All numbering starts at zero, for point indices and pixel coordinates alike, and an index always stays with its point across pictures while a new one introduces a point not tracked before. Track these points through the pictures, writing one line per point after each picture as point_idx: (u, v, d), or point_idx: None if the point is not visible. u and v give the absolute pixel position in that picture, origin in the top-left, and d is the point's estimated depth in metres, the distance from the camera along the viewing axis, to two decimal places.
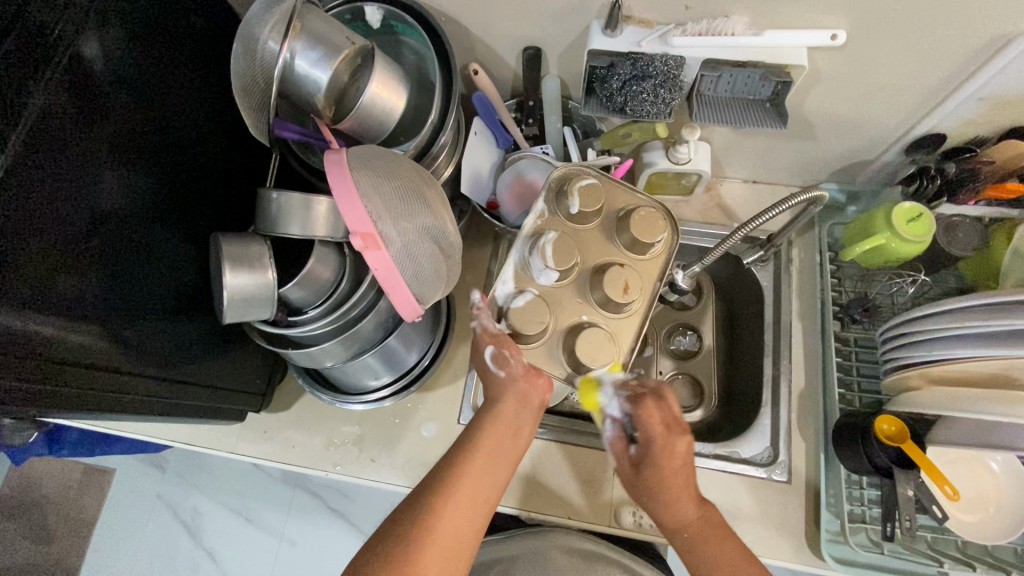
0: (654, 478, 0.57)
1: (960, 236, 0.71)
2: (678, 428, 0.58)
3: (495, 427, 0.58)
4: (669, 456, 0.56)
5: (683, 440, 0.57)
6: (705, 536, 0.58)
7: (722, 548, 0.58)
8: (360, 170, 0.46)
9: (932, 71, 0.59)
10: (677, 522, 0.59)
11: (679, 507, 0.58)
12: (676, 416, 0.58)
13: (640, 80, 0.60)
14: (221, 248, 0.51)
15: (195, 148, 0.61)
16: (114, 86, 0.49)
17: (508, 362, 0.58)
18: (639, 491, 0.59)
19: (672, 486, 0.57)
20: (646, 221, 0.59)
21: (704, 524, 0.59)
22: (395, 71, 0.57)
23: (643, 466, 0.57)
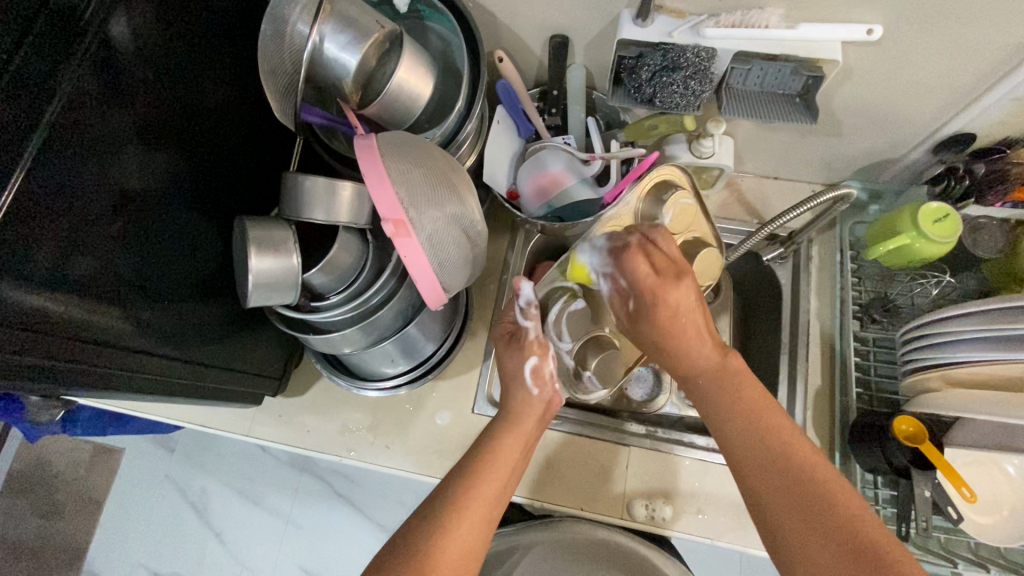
0: (652, 327, 0.54)
1: (984, 238, 0.70)
2: (673, 272, 0.53)
3: (513, 438, 0.59)
4: (662, 302, 0.52)
5: (674, 286, 0.52)
6: (728, 384, 0.53)
7: (740, 397, 0.52)
8: (390, 155, 0.45)
9: (967, 69, 0.58)
10: (694, 369, 0.54)
11: (692, 351, 0.54)
12: (670, 262, 0.53)
13: (670, 72, 0.59)
14: (246, 231, 0.51)
15: (221, 132, 0.60)
16: (141, 66, 0.49)
17: (545, 379, 0.63)
18: (641, 339, 0.56)
19: (673, 331, 0.53)
20: (706, 260, 0.66)
21: (726, 371, 0.54)
22: (423, 56, 0.57)
23: (642, 318, 0.54)
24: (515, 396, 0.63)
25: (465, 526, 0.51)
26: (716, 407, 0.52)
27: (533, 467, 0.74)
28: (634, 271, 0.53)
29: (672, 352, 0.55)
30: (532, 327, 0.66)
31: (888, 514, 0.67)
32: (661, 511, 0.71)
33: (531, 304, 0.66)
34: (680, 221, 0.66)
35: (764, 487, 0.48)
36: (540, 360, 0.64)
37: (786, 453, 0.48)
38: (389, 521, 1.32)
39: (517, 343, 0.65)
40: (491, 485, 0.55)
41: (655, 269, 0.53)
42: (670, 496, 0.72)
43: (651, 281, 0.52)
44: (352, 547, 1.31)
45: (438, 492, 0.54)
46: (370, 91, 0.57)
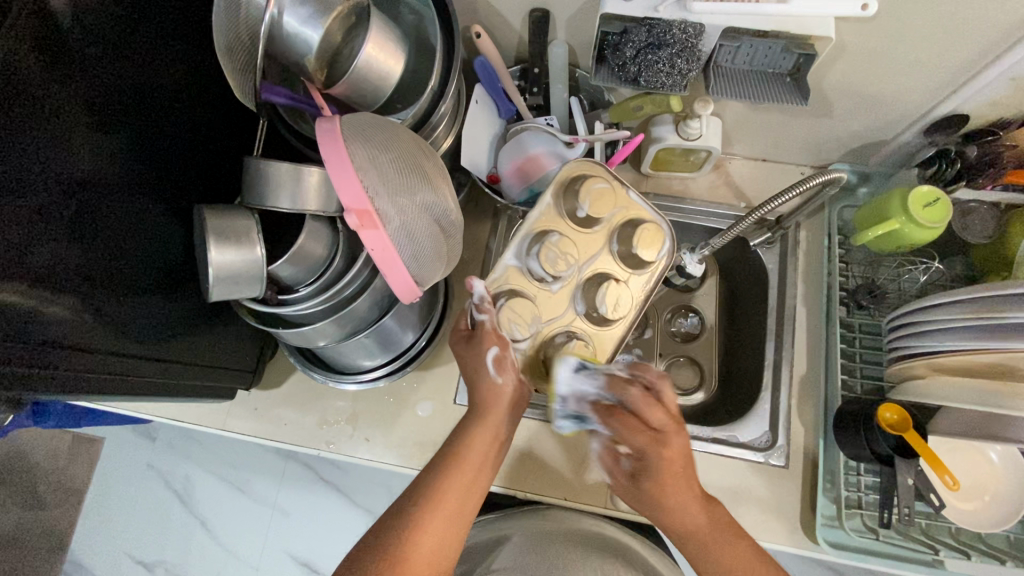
0: (654, 489, 0.55)
1: (973, 223, 0.69)
2: (673, 426, 0.54)
3: (482, 437, 0.59)
4: (660, 463, 0.53)
5: (674, 436, 0.53)
6: (716, 537, 0.57)
7: (712, 529, 0.56)
8: (355, 139, 0.42)
9: (962, 47, 0.56)
10: (687, 529, 0.56)
11: (682, 514, 0.55)
12: (666, 419, 0.54)
13: (656, 49, 0.56)
14: (204, 222, 0.48)
15: (178, 115, 0.57)
16: (86, 42, 0.45)
17: (509, 366, 0.58)
18: (636, 500, 0.58)
19: (671, 500, 0.55)
20: (644, 235, 0.58)
21: (714, 525, 0.57)
22: (393, 32, 0.53)
23: (642, 478, 0.55)
24: (488, 389, 0.58)
25: (433, 530, 0.54)
26: (689, 540, 0.57)
27: (516, 459, 0.73)
28: (632, 433, 0.53)
29: (661, 501, 0.55)
30: (488, 319, 0.58)
31: (871, 500, 0.67)
32: None
33: (484, 299, 0.59)
34: (602, 207, 0.60)
35: (711, 573, 0.57)
36: (502, 351, 0.58)
37: (742, 564, 0.56)
38: (375, 506, 1.31)
39: (474, 341, 0.58)
40: (456, 493, 0.56)
41: (654, 428, 0.53)
42: None
43: (651, 443, 0.53)
44: (338, 534, 1.30)
45: (407, 497, 0.57)
46: (337, 68, 0.53)
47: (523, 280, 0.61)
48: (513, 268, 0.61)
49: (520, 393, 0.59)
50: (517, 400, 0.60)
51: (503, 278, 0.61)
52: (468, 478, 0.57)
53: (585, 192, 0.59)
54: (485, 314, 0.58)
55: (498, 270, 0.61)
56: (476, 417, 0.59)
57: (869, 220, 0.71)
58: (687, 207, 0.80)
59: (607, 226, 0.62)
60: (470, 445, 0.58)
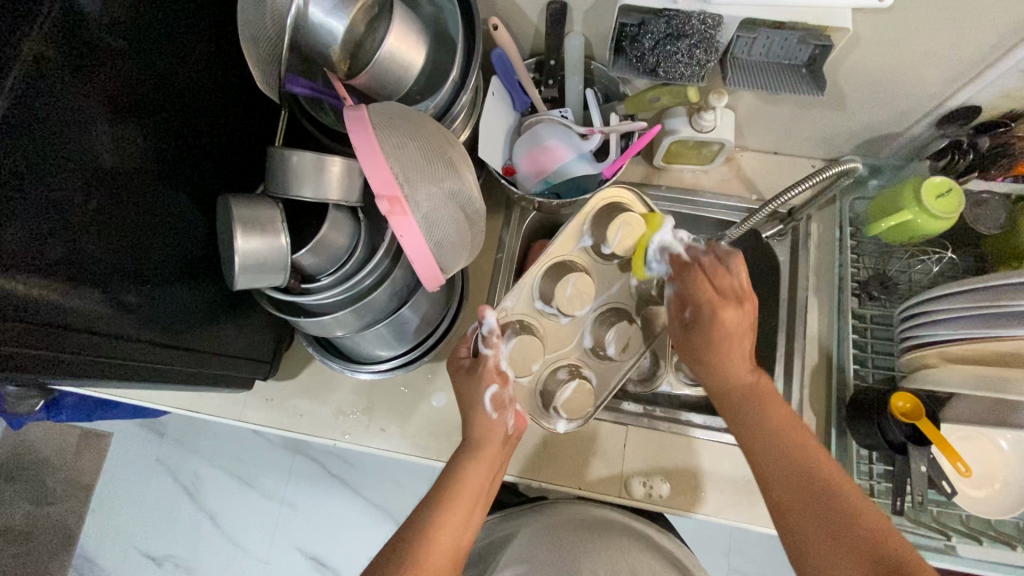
0: (704, 338, 0.59)
1: (985, 213, 0.68)
2: (735, 299, 0.59)
3: (477, 470, 0.59)
4: (718, 322, 0.58)
5: (732, 311, 0.58)
6: (759, 397, 0.58)
7: (766, 414, 0.57)
8: (383, 128, 0.43)
9: (977, 39, 0.57)
10: (729, 384, 0.59)
11: (726, 369, 0.59)
12: (734, 288, 0.59)
13: (674, 40, 0.57)
14: (231, 210, 0.49)
15: (200, 105, 0.57)
16: (112, 31, 0.45)
17: (505, 406, 0.62)
18: (688, 350, 0.61)
19: (722, 351, 0.58)
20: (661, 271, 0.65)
21: (759, 388, 0.58)
22: (415, 23, 0.53)
23: (693, 331, 0.60)
24: (477, 423, 0.61)
25: (437, 555, 0.54)
26: (744, 415, 0.57)
27: (531, 448, 0.74)
28: (699, 285, 0.59)
29: (716, 364, 0.59)
30: (493, 355, 0.62)
31: (883, 489, 0.68)
32: (659, 488, 0.71)
33: (494, 333, 0.62)
34: (628, 244, 0.64)
35: (779, 484, 0.53)
36: (500, 388, 0.61)
37: (806, 466, 0.53)
38: (384, 500, 1.32)
39: (474, 374, 0.62)
40: (453, 524, 0.56)
41: (717, 290, 0.59)
42: (668, 474, 0.72)
43: (712, 301, 0.58)
44: (347, 527, 1.31)
45: (408, 527, 0.56)
46: (359, 59, 0.53)
47: (529, 310, 0.67)
48: (522, 300, 0.66)
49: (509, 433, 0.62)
50: (506, 437, 0.62)
51: (515, 308, 0.66)
52: (469, 504, 0.58)
53: (613, 233, 0.63)
54: (492, 348, 0.62)
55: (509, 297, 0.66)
56: (471, 450, 0.60)
57: (879, 213, 0.72)
58: (699, 199, 0.81)
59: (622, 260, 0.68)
60: (466, 476, 0.58)
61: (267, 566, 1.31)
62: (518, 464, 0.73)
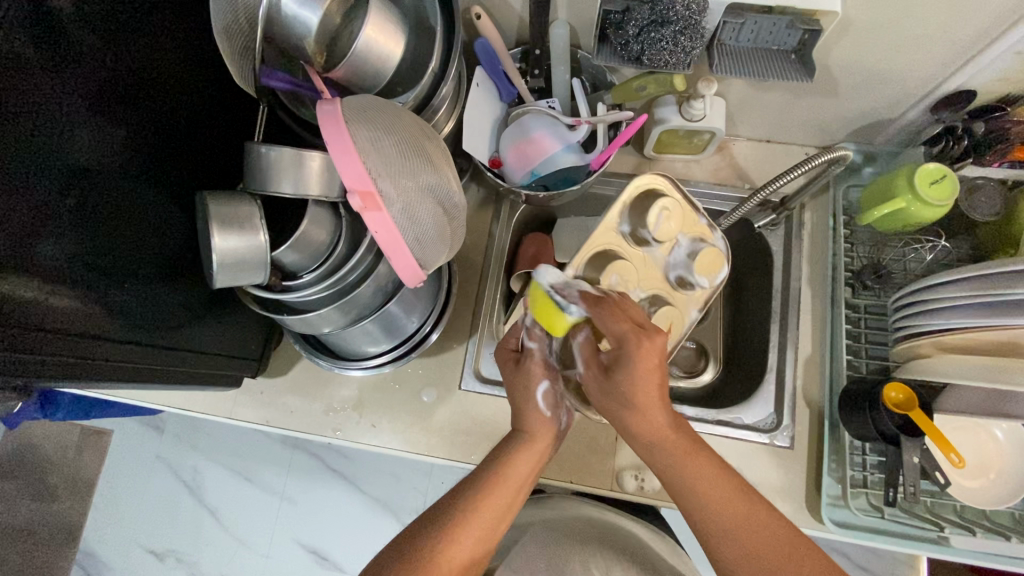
0: (621, 380, 0.53)
1: (981, 200, 0.68)
2: (650, 329, 0.54)
3: (528, 459, 0.59)
4: (637, 359, 0.52)
5: (658, 342, 0.53)
6: (681, 453, 0.54)
7: (707, 480, 0.53)
8: (356, 122, 0.42)
9: (971, 22, 0.55)
10: (645, 431, 0.54)
11: (650, 414, 0.54)
12: (646, 319, 0.55)
13: (659, 27, 0.56)
14: (208, 208, 0.48)
15: (177, 103, 0.56)
16: (83, 27, 0.44)
17: (557, 403, 0.61)
18: (609, 399, 0.55)
19: (643, 392, 0.53)
20: (706, 256, 0.59)
21: (679, 438, 0.54)
22: (392, 13, 0.52)
23: (615, 369, 0.54)
24: (530, 415, 0.61)
25: (472, 535, 0.53)
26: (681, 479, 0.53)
27: None
28: (616, 320, 0.53)
29: (644, 410, 0.54)
30: (537, 348, 0.62)
31: (876, 480, 0.68)
32: (651, 481, 0.71)
33: (539, 327, 0.62)
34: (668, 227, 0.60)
35: (730, 549, 0.51)
36: (551, 385, 0.61)
37: (762, 533, 0.50)
38: (382, 494, 1.32)
39: (522, 367, 0.61)
40: (495, 505, 0.55)
41: (634, 320, 0.54)
42: None
43: (634, 333, 0.53)
44: (346, 521, 1.31)
45: (448, 501, 0.55)
46: (337, 53, 0.53)
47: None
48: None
49: (562, 429, 0.62)
50: (559, 434, 0.62)
51: None
52: (514, 490, 0.57)
53: (652, 215, 0.59)
54: (535, 341, 0.62)
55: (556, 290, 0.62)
56: (523, 439, 0.60)
57: (872, 203, 0.71)
58: (692, 189, 0.80)
59: (663, 244, 0.61)
60: (516, 460, 0.58)
61: (268, 560, 1.32)
62: None
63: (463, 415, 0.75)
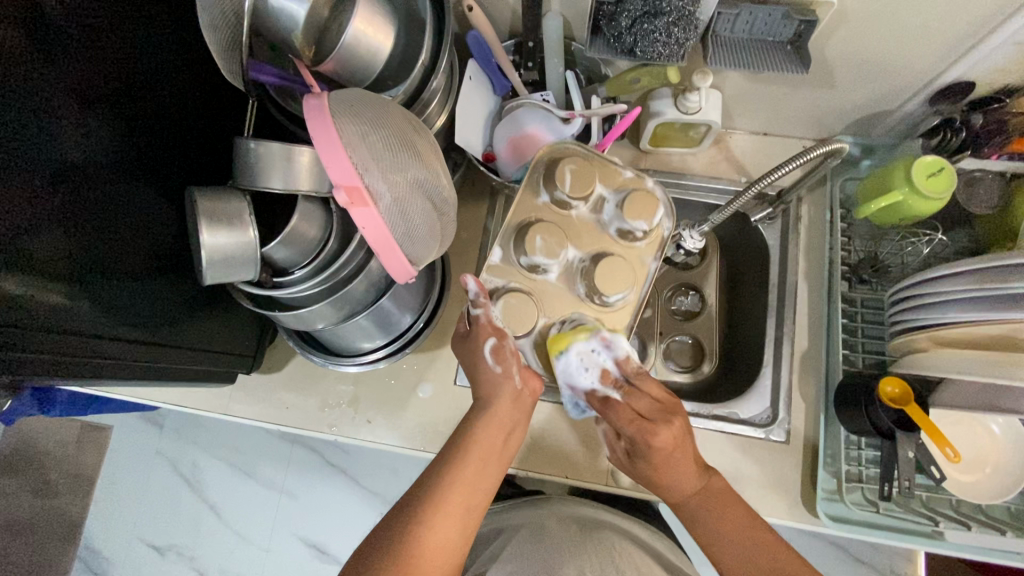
0: (646, 470, 0.58)
1: (978, 193, 0.67)
2: (663, 415, 0.57)
3: (488, 430, 0.57)
4: (654, 449, 0.56)
5: (663, 433, 0.56)
6: (709, 502, 0.58)
7: (725, 518, 0.57)
8: (343, 115, 0.41)
9: (969, 13, 0.54)
10: (680, 497, 0.59)
11: (677, 487, 0.58)
12: (654, 405, 0.58)
13: (651, 18, 0.55)
14: (195, 203, 0.47)
15: (165, 93, 0.55)
16: (66, 23, 0.44)
17: (506, 356, 0.58)
18: (638, 479, 0.61)
19: (672, 466, 0.57)
20: (633, 202, 0.58)
21: (707, 493, 0.58)
22: (381, 5, 0.52)
23: (637, 458, 0.58)
24: (486, 379, 0.58)
25: (445, 517, 0.53)
26: (694, 516, 0.58)
27: None
28: (623, 421, 0.57)
29: (661, 484, 0.58)
30: (483, 314, 0.58)
31: (872, 474, 0.67)
32: None
33: (478, 293, 0.58)
34: (585, 184, 0.58)
35: (732, 555, 0.57)
36: (500, 342, 0.58)
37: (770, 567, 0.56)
38: (382, 489, 1.32)
39: (471, 335, 0.59)
40: (463, 484, 0.55)
41: (641, 415, 0.57)
42: None
43: (642, 427, 0.56)
44: (345, 515, 1.32)
45: (417, 488, 0.56)
46: (326, 45, 0.52)
47: (513, 271, 0.60)
48: (505, 262, 0.60)
49: (519, 387, 0.58)
50: (518, 393, 0.58)
51: (497, 274, 0.60)
52: (476, 468, 0.56)
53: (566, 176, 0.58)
54: (482, 307, 0.58)
55: (491, 263, 0.60)
56: (483, 410, 0.58)
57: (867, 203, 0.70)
58: (688, 183, 0.79)
59: (589, 202, 0.61)
60: (475, 437, 0.57)
61: (268, 554, 1.32)
62: None
63: (458, 411, 0.75)
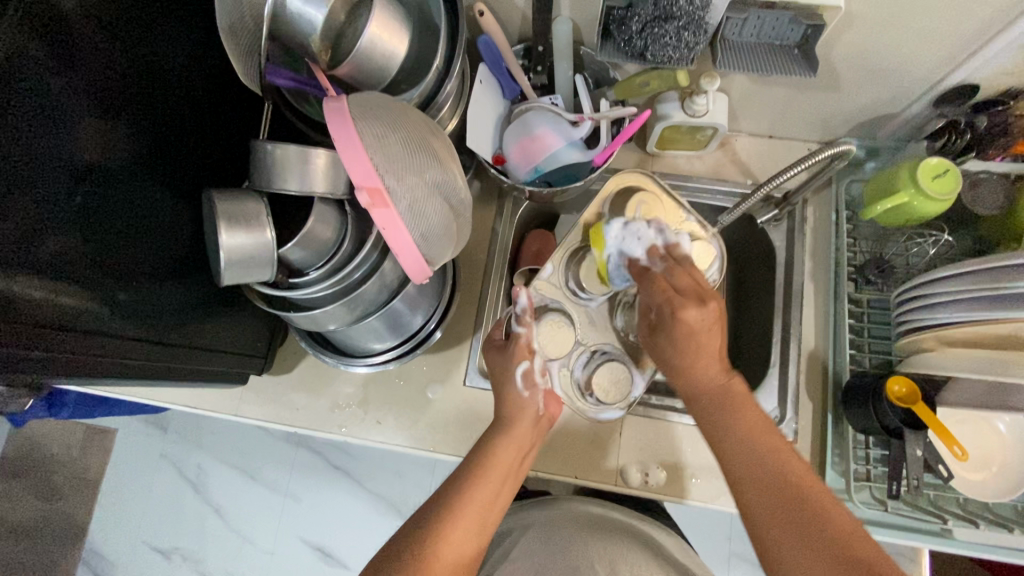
0: (665, 345, 0.56)
1: (983, 194, 0.68)
2: (703, 293, 0.55)
3: (507, 446, 0.59)
4: (681, 326, 0.54)
5: (692, 308, 0.53)
6: (721, 402, 0.54)
7: (737, 419, 0.53)
8: (363, 118, 0.42)
9: (975, 16, 0.55)
10: (696, 384, 0.56)
11: (700, 370, 0.55)
12: (695, 285, 0.56)
13: (663, 22, 0.56)
14: (215, 206, 0.48)
15: (181, 99, 0.56)
16: (89, 28, 0.45)
17: (534, 381, 0.63)
18: (653, 355, 0.59)
19: (693, 347, 0.54)
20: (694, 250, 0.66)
21: (724, 391, 0.55)
22: (396, 9, 0.52)
23: (660, 333, 0.57)
24: (509, 400, 0.62)
25: (463, 527, 0.52)
26: (710, 419, 0.55)
27: None
28: (659, 287, 0.56)
29: (686, 370, 0.56)
30: (524, 333, 0.66)
31: (880, 473, 0.67)
32: (656, 475, 0.71)
33: (525, 311, 0.67)
34: (652, 222, 0.66)
35: (738, 459, 0.51)
36: (531, 365, 0.64)
37: (777, 469, 0.49)
38: (386, 491, 1.33)
39: (507, 350, 0.65)
40: (483, 497, 0.55)
41: (677, 288, 0.56)
42: (665, 461, 0.72)
43: (670, 299, 0.55)
44: (350, 518, 1.32)
45: (434, 498, 0.55)
46: (342, 49, 0.53)
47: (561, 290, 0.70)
48: (552, 280, 0.70)
49: (540, 412, 0.62)
50: (538, 417, 0.62)
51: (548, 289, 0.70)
52: (496, 482, 0.56)
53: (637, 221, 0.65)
54: (524, 327, 0.66)
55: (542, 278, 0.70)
56: (503, 429, 0.60)
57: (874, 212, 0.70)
58: (694, 185, 0.80)
59: None
60: (496, 452, 0.58)
61: (273, 557, 1.32)
62: None
63: (468, 412, 0.75)
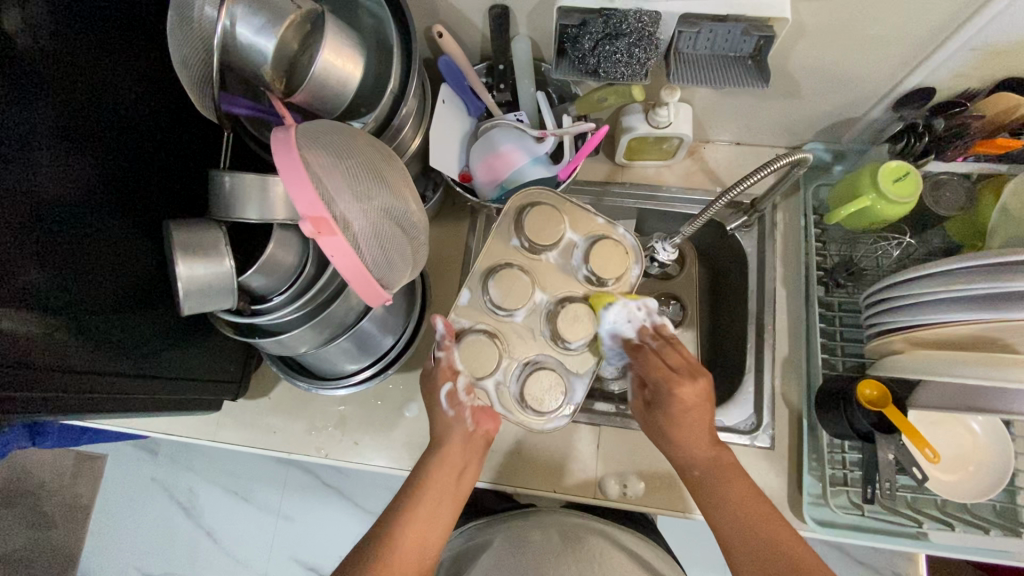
0: (661, 419, 0.59)
1: (945, 195, 0.68)
2: (689, 374, 0.58)
3: (437, 474, 0.59)
4: (676, 399, 0.58)
5: (687, 386, 0.57)
6: (719, 475, 0.58)
7: (732, 488, 0.57)
8: (310, 148, 0.43)
9: (924, 21, 0.56)
10: (687, 462, 0.59)
11: (683, 444, 0.58)
12: (686, 363, 0.59)
13: (613, 39, 0.57)
14: (171, 236, 0.49)
15: (141, 130, 0.56)
16: (42, 64, 0.46)
17: (460, 401, 0.61)
18: (653, 435, 0.61)
19: (684, 424, 0.58)
20: (602, 248, 0.63)
21: (716, 464, 0.58)
22: (349, 36, 0.53)
23: (656, 408, 0.60)
24: (438, 421, 0.61)
25: (403, 557, 0.55)
26: (710, 495, 0.58)
27: (505, 454, 0.74)
28: (656, 370, 0.60)
29: (676, 440, 0.59)
30: (446, 357, 0.62)
31: (856, 477, 0.68)
32: (634, 487, 0.71)
33: (446, 336, 0.62)
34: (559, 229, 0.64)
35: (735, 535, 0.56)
36: (454, 385, 0.61)
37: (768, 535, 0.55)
38: (378, 508, 1.32)
39: (429, 374, 0.62)
40: (419, 523, 0.57)
41: (671, 366, 0.60)
42: (643, 472, 0.72)
43: (666, 376, 0.59)
44: (343, 536, 1.31)
45: (377, 523, 0.58)
46: (296, 77, 0.53)
47: (481, 313, 0.65)
48: (471, 304, 0.65)
49: (471, 429, 0.61)
50: (468, 434, 0.61)
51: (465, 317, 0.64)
52: (432, 505, 0.58)
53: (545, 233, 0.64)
54: (445, 350, 0.62)
55: (460, 304, 0.64)
56: (435, 450, 0.61)
57: (887, 222, 0.68)
58: (664, 195, 0.80)
59: (562, 248, 0.66)
60: (430, 476, 0.59)
61: None
62: (490, 468, 0.73)
63: None
